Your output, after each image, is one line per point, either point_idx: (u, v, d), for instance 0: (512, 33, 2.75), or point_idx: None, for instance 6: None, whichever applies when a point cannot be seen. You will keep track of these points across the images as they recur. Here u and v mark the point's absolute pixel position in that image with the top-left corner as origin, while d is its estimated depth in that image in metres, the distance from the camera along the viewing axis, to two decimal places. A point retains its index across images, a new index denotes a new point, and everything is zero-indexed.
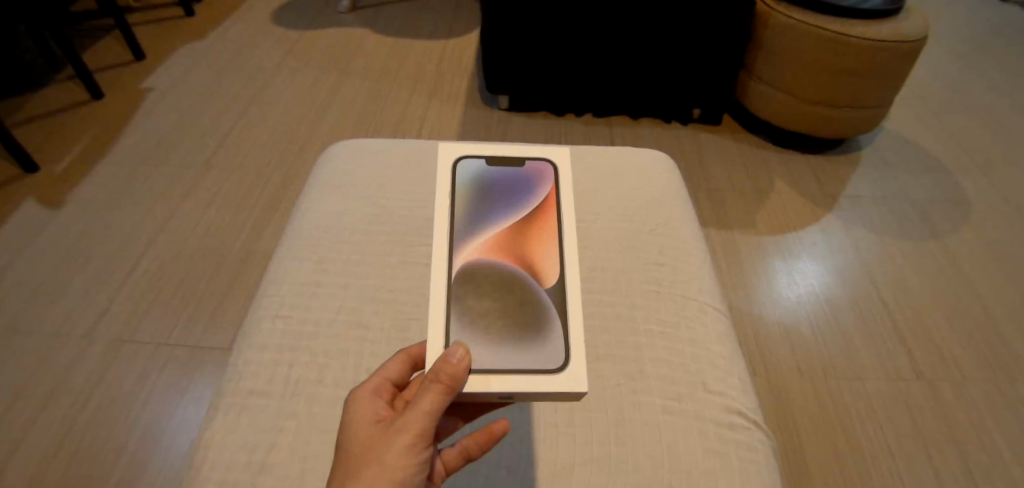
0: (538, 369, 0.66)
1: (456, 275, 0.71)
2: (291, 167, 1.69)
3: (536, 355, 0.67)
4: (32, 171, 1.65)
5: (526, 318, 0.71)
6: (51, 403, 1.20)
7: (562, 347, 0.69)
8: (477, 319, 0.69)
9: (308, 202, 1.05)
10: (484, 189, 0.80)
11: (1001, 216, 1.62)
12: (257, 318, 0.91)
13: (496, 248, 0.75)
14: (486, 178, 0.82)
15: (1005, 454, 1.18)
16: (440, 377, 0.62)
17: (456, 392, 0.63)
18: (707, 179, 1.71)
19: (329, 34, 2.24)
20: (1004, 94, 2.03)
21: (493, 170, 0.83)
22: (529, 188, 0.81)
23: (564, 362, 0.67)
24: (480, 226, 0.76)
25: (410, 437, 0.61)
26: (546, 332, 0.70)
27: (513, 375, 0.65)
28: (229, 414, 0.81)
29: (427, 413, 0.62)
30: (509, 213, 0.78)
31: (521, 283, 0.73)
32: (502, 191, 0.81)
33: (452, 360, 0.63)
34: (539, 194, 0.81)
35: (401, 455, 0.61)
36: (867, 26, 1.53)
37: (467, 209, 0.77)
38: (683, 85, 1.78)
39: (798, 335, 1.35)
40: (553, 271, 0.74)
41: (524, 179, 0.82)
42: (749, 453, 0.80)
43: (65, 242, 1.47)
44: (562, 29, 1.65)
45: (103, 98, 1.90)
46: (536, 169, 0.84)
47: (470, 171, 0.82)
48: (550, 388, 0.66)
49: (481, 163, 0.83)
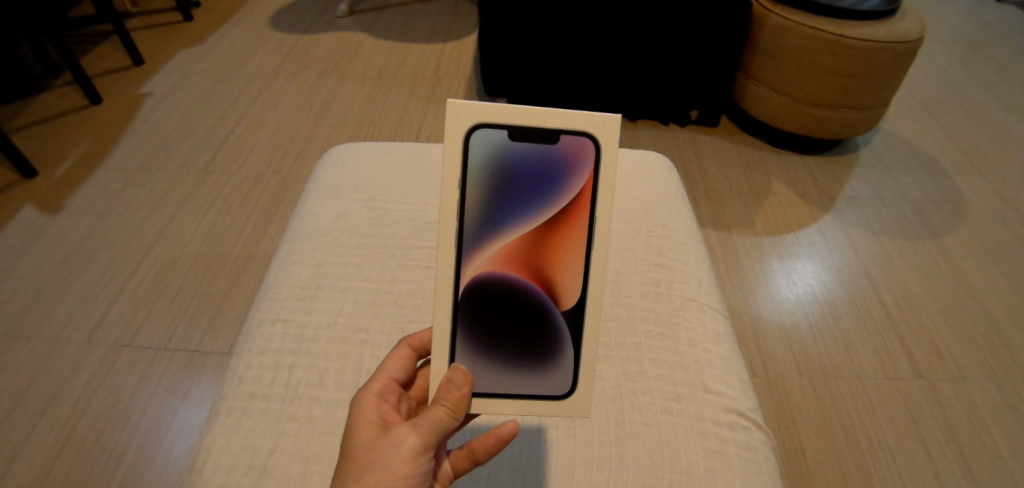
0: (543, 395, 0.74)
1: (462, 290, 0.74)
2: (290, 171, 1.70)
3: (543, 380, 0.75)
4: (31, 177, 1.65)
5: (531, 337, 0.76)
6: (51, 409, 1.20)
7: (569, 372, 0.75)
8: (480, 336, 0.75)
9: (307, 205, 1.04)
10: (497, 175, 0.75)
11: (998, 215, 1.63)
12: (256, 322, 0.90)
13: (508, 260, 0.77)
14: (505, 158, 0.75)
15: (1005, 452, 1.18)
16: (445, 399, 0.67)
17: (460, 417, 0.67)
18: (705, 181, 1.71)
19: (327, 38, 2.24)
20: (1001, 94, 2.04)
21: (516, 145, 0.76)
22: (554, 177, 0.76)
23: (570, 387, 0.75)
24: (491, 229, 0.76)
25: (413, 446, 0.64)
26: (553, 355, 0.76)
27: (517, 400, 0.74)
28: (229, 418, 0.81)
29: (432, 426, 0.65)
30: (523, 211, 0.77)
31: (526, 298, 0.77)
32: (520, 179, 0.76)
33: (452, 388, 0.68)
34: (566, 186, 0.76)
35: (403, 461, 0.63)
36: (863, 26, 1.54)
37: (476, 205, 0.75)
38: (680, 87, 1.79)
39: (797, 335, 1.35)
40: (571, 292, 0.76)
41: (550, 163, 0.76)
42: (749, 453, 0.80)
43: (65, 248, 1.47)
44: (561, 33, 1.65)
45: (102, 104, 1.90)
46: (569, 148, 0.76)
47: (488, 146, 0.75)
48: (551, 411, 0.74)
49: (502, 136, 0.75)
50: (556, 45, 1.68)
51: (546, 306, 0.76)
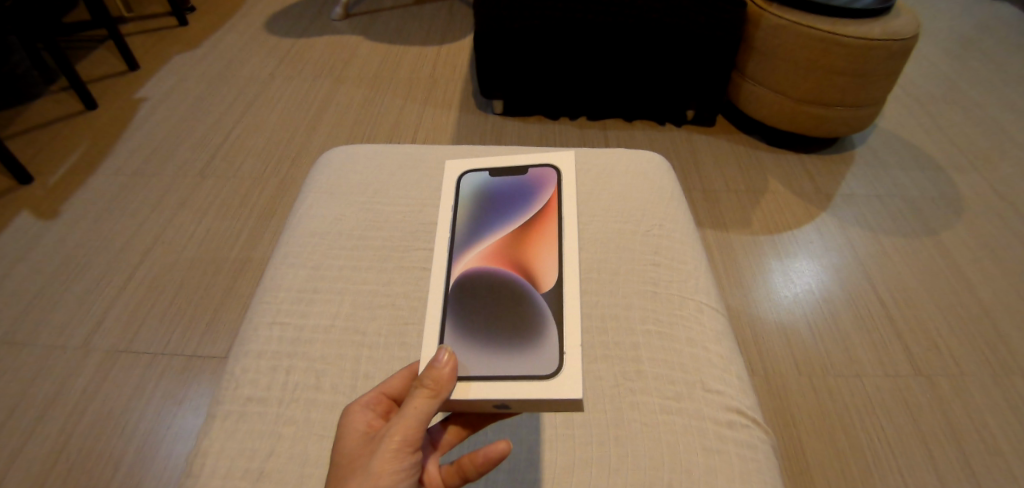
0: (527, 376, 0.68)
1: (451, 284, 0.77)
2: (287, 173, 1.70)
3: (527, 361, 0.69)
4: (27, 183, 1.64)
5: (517, 324, 0.73)
6: (48, 414, 1.19)
7: (555, 353, 0.70)
8: (467, 325, 0.73)
9: (303, 209, 1.04)
10: (482, 200, 0.86)
11: (994, 211, 1.63)
12: (254, 325, 0.90)
13: (492, 258, 0.79)
14: (488, 189, 0.87)
15: (1004, 447, 1.18)
16: (427, 381, 0.65)
17: (441, 398, 0.65)
18: (702, 180, 1.72)
19: (323, 41, 2.24)
20: (996, 91, 2.04)
21: (496, 180, 0.88)
22: (528, 194, 0.85)
23: (556, 368, 0.69)
24: (478, 236, 0.81)
25: (394, 441, 0.63)
26: (540, 337, 0.72)
27: (510, 383, 0.68)
28: (226, 422, 0.81)
29: (410, 418, 0.64)
30: (506, 220, 0.83)
31: (513, 289, 0.76)
32: (502, 199, 0.86)
33: (437, 365, 0.66)
34: (538, 198, 0.84)
35: (384, 459, 0.62)
36: (857, 25, 1.54)
37: (465, 222, 0.83)
38: (676, 88, 1.80)
39: (794, 333, 1.35)
40: (549, 275, 0.76)
41: (524, 186, 0.86)
42: (748, 452, 0.80)
43: (61, 254, 1.47)
44: (555, 33, 1.66)
45: (97, 109, 1.90)
46: (537, 175, 0.87)
47: (474, 184, 0.88)
48: (542, 395, 0.67)
49: (485, 176, 0.89)
50: (551, 46, 1.70)
51: (529, 292, 0.75)
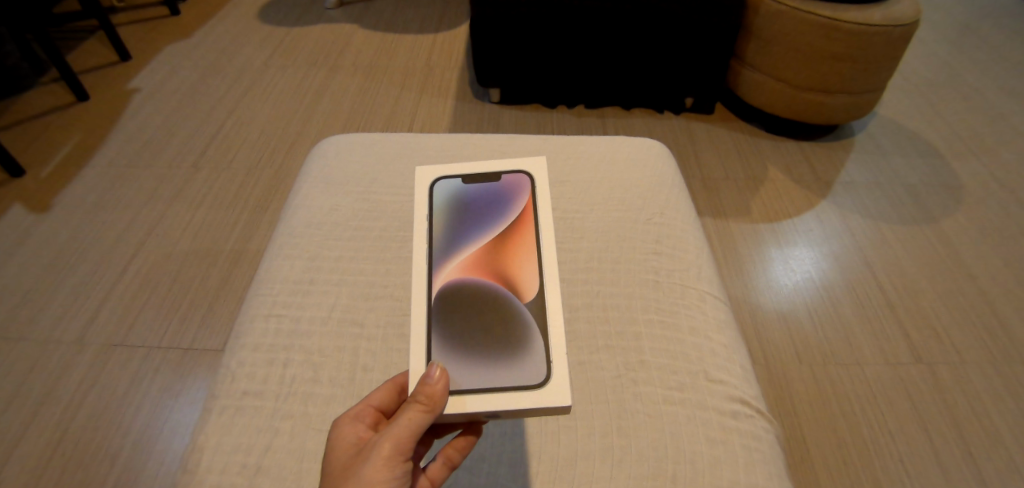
0: (516, 385, 0.69)
1: (435, 298, 0.75)
2: (282, 164, 1.68)
3: (514, 372, 0.70)
4: (18, 176, 1.63)
5: (502, 334, 0.73)
6: (43, 409, 1.19)
7: (541, 363, 0.71)
8: (452, 339, 0.72)
9: (297, 200, 1.03)
10: (459, 208, 0.83)
11: (995, 198, 1.63)
12: (249, 318, 0.90)
13: (473, 268, 0.77)
14: (463, 196, 0.84)
15: (1004, 434, 1.19)
16: (419, 396, 0.65)
17: (436, 412, 0.65)
18: (702, 168, 1.71)
19: (317, 30, 2.22)
20: (995, 77, 2.03)
21: (470, 187, 0.85)
22: (504, 201, 0.83)
23: (546, 377, 0.70)
24: (457, 246, 0.79)
25: (386, 452, 0.63)
26: (526, 347, 0.72)
27: (500, 393, 0.69)
28: (222, 416, 0.81)
29: (402, 430, 0.64)
30: (484, 229, 0.81)
31: (496, 300, 0.75)
32: (478, 207, 0.83)
33: (429, 382, 0.66)
34: (514, 206, 0.82)
35: (376, 468, 0.63)
36: (857, 10, 1.53)
37: (443, 231, 0.80)
38: (675, 75, 1.78)
39: (795, 321, 1.36)
40: (531, 284, 0.76)
41: (499, 193, 0.84)
42: (752, 442, 0.80)
43: (54, 247, 1.46)
44: (551, 19, 1.65)
45: (89, 100, 1.87)
46: (511, 183, 0.85)
47: (448, 192, 0.84)
48: (532, 404, 0.68)
49: (458, 182, 0.85)
50: (548, 33, 1.68)
51: (513, 303, 0.75)
